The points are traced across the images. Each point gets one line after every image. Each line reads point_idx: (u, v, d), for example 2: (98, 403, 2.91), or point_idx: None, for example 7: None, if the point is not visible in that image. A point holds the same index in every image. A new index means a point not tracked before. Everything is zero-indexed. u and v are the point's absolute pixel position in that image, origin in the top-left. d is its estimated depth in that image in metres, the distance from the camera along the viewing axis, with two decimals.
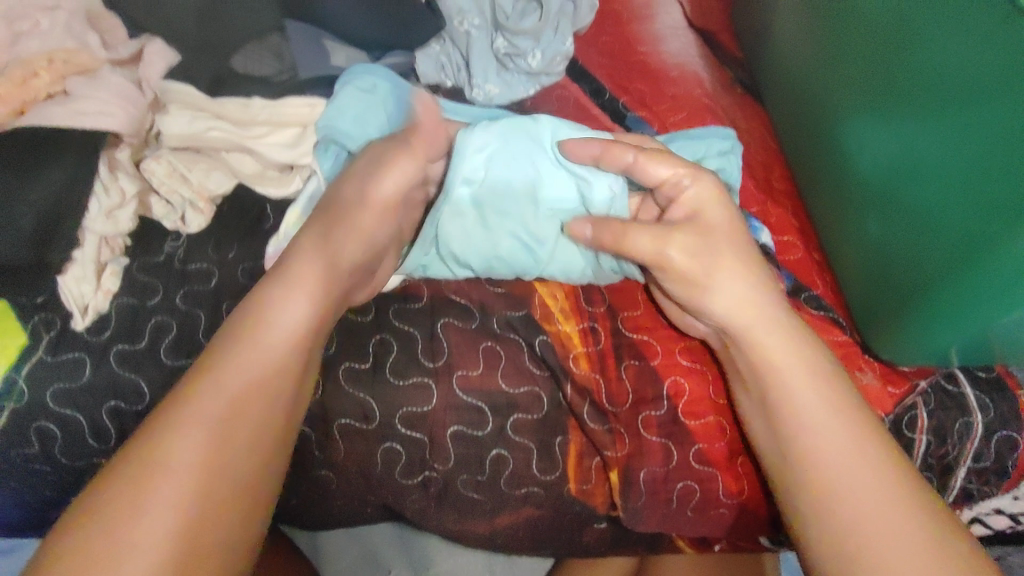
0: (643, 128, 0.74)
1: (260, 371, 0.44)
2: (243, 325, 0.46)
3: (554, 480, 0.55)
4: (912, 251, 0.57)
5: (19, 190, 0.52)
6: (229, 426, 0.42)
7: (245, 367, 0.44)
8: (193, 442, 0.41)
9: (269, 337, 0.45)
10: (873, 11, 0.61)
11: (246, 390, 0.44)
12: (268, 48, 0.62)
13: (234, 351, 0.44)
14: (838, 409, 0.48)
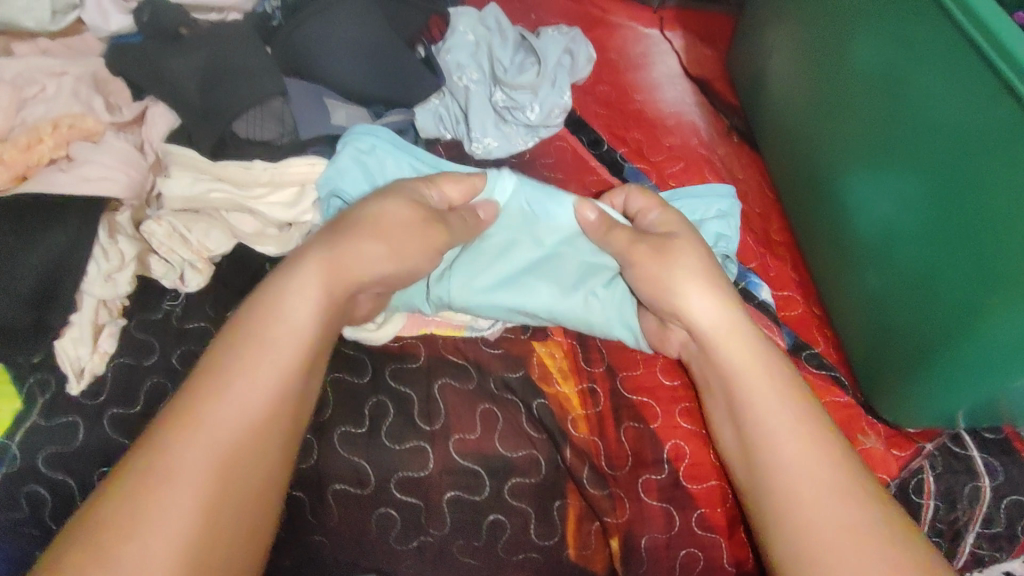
0: (643, 180, 0.74)
1: (263, 386, 0.43)
2: (245, 339, 0.44)
3: (553, 546, 0.53)
4: (910, 307, 0.57)
5: (19, 255, 0.52)
6: (234, 445, 0.41)
7: (246, 381, 0.42)
8: (197, 458, 0.39)
9: (273, 351, 0.44)
10: (863, 68, 0.63)
11: (249, 406, 0.42)
12: (272, 113, 0.62)
13: (237, 364, 0.43)
14: (814, 445, 0.48)
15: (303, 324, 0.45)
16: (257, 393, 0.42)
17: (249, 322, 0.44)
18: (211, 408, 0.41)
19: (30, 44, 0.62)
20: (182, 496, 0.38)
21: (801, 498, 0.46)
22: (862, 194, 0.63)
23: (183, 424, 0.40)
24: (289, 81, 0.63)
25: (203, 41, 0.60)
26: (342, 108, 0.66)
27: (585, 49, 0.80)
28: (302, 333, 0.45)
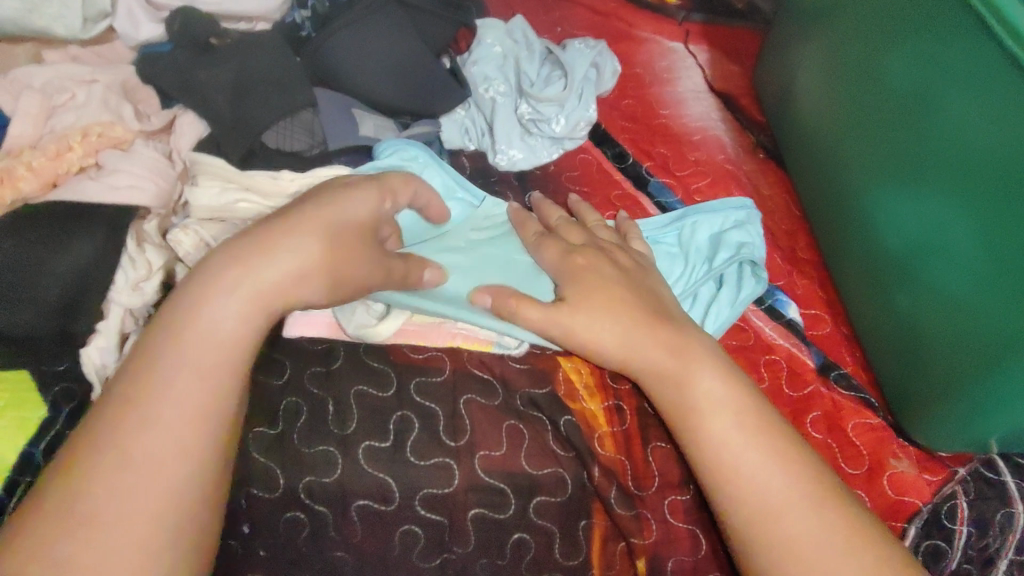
0: (667, 195, 0.73)
1: (201, 378, 0.41)
2: (175, 327, 0.42)
3: (577, 566, 0.52)
4: (944, 323, 0.56)
5: (47, 261, 0.52)
6: (157, 462, 0.38)
7: (171, 372, 0.41)
8: (135, 455, 0.38)
9: (206, 345, 0.42)
10: (895, 79, 0.62)
11: (187, 400, 0.40)
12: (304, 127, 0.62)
13: (169, 358, 0.41)
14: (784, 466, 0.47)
15: (230, 314, 0.43)
16: (192, 385, 0.41)
17: (181, 314, 0.43)
18: (142, 405, 0.39)
19: (61, 51, 0.62)
20: (126, 495, 0.37)
21: (772, 513, 0.45)
22: (893, 210, 0.63)
23: (117, 420, 0.39)
24: (320, 93, 0.64)
25: (233, 53, 0.61)
26: (371, 120, 0.66)
27: (610, 63, 0.81)
28: (234, 325, 0.43)
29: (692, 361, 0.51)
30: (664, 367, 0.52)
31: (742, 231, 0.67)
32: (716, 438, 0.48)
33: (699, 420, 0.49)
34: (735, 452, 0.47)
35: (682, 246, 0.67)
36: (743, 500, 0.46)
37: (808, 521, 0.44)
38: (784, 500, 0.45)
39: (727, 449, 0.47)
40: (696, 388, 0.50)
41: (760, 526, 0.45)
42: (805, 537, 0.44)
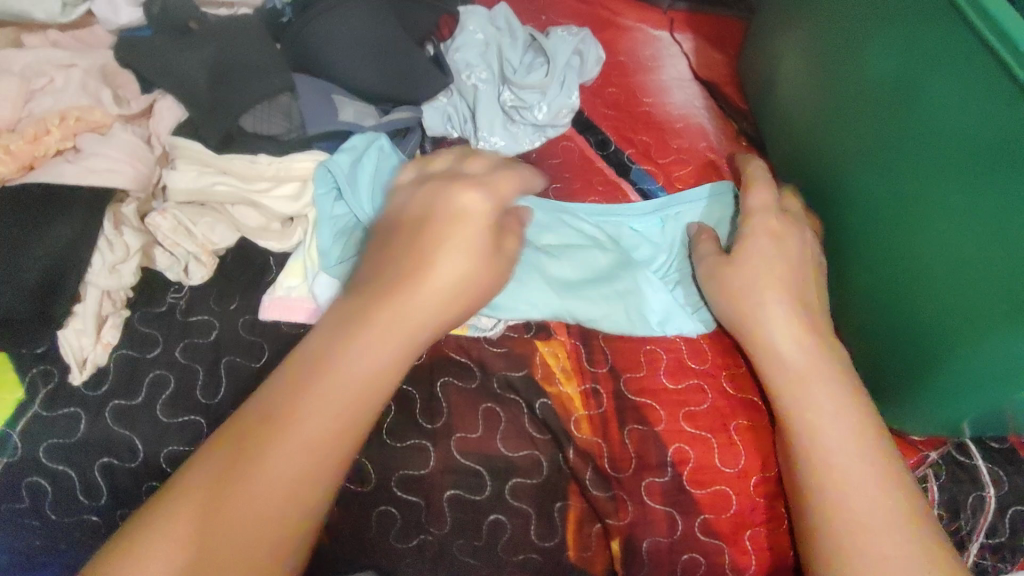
0: (649, 182, 0.73)
1: (356, 380, 0.42)
2: (335, 346, 0.43)
3: (553, 547, 0.53)
4: (915, 313, 0.57)
5: (26, 245, 0.52)
6: (311, 431, 0.40)
7: (325, 392, 0.41)
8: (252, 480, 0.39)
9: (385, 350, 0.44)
10: (874, 71, 0.63)
11: (352, 396, 0.42)
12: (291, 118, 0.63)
13: (320, 374, 0.42)
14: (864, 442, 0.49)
15: (379, 354, 0.43)
16: (337, 403, 0.41)
17: (305, 357, 0.43)
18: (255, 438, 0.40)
19: (41, 36, 0.62)
20: (247, 510, 0.38)
21: (861, 519, 0.45)
22: (874, 200, 0.63)
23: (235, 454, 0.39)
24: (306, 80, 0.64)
25: (212, 37, 0.61)
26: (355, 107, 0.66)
27: (594, 51, 0.81)
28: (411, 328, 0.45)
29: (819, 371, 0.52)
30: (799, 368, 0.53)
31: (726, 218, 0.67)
32: (830, 448, 0.49)
33: (819, 420, 0.50)
34: (841, 475, 0.47)
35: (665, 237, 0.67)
36: (842, 518, 0.46)
37: (913, 544, 0.44)
38: (883, 516, 0.46)
39: (842, 465, 0.48)
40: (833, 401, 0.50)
41: (847, 541, 0.45)
42: (893, 553, 0.44)
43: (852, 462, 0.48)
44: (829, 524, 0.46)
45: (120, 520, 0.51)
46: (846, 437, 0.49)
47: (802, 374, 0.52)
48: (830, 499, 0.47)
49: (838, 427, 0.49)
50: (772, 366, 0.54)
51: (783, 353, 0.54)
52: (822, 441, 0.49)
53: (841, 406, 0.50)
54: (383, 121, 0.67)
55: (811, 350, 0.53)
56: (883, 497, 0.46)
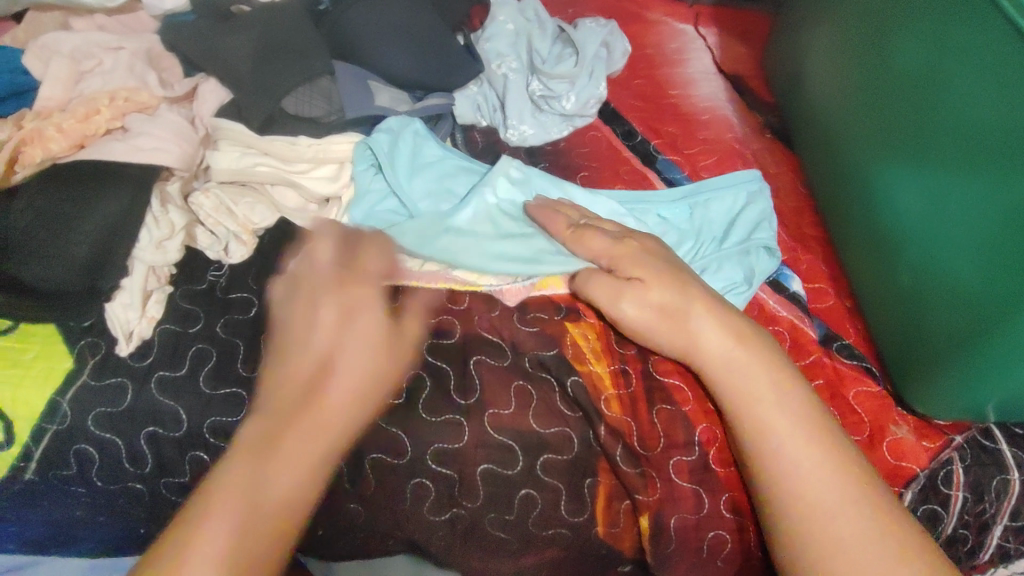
0: (675, 172, 0.74)
1: (292, 469, 0.45)
2: (272, 434, 0.45)
3: (582, 523, 0.56)
4: (941, 302, 0.58)
5: (77, 220, 0.53)
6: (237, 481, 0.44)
7: (267, 475, 0.44)
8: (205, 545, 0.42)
9: (314, 437, 0.46)
10: (902, 64, 0.64)
11: (300, 461, 0.45)
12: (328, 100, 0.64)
13: (265, 459, 0.44)
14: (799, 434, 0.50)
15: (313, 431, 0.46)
16: (280, 482, 0.44)
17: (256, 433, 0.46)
18: (209, 506, 0.43)
19: (88, 20, 0.64)
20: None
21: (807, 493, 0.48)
22: (899, 188, 0.64)
23: (189, 519, 0.43)
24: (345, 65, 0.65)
25: (254, 23, 0.63)
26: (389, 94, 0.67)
27: (621, 43, 0.82)
28: (330, 422, 0.46)
29: (739, 339, 0.53)
30: (721, 355, 0.53)
31: (757, 206, 0.69)
32: (767, 429, 0.50)
33: (750, 399, 0.51)
34: (785, 449, 0.49)
35: (694, 223, 0.68)
36: (775, 474, 0.49)
37: (848, 510, 0.47)
38: (820, 485, 0.48)
39: (779, 439, 0.49)
40: (754, 369, 0.52)
41: (806, 509, 0.47)
42: (840, 519, 0.47)
43: (791, 447, 0.49)
44: (777, 491, 0.48)
45: (162, 486, 0.55)
46: (780, 415, 0.50)
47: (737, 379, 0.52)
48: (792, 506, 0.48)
49: (770, 403, 0.51)
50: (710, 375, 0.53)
51: (717, 356, 0.53)
52: (754, 418, 0.50)
53: (757, 389, 0.51)
54: (418, 107, 0.68)
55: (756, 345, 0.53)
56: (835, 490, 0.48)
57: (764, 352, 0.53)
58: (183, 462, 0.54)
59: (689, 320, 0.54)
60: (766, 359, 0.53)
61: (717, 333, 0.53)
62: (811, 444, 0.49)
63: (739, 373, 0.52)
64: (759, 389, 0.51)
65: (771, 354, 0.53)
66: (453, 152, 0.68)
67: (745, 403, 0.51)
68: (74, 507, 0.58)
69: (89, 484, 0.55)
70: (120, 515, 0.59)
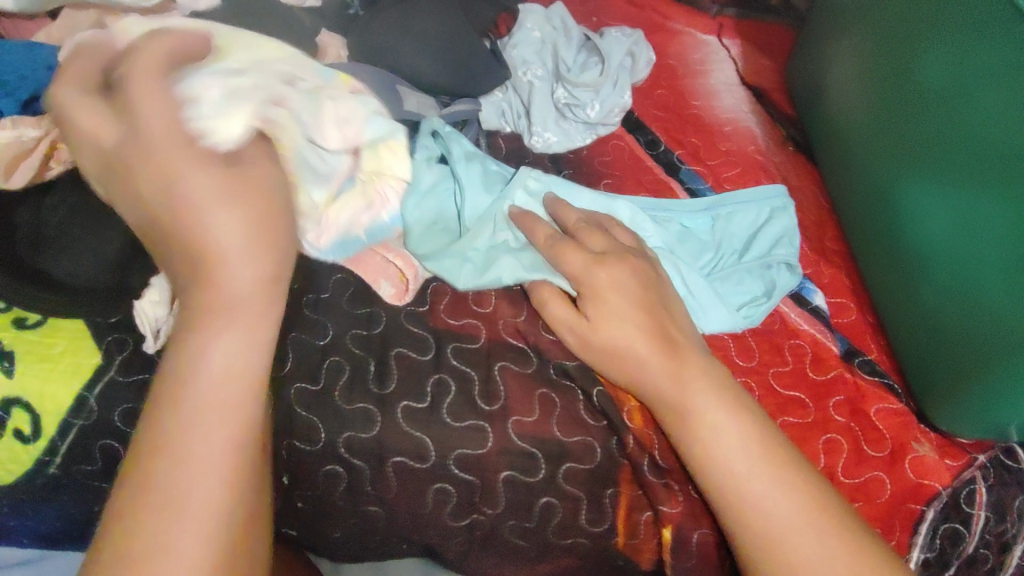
0: (698, 182, 0.75)
1: (218, 388, 0.41)
2: (180, 363, 0.41)
3: (601, 532, 0.56)
4: (962, 320, 0.58)
5: (108, 217, 0.53)
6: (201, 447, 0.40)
7: (183, 411, 0.40)
8: (151, 492, 0.38)
9: (231, 350, 0.42)
10: (926, 81, 0.64)
11: (219, 396, 0.41)
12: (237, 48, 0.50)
13: (180, 390, 0.41)
14: (759, 463, 0.49)
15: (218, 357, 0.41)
16: (214, 430, 0.40)
17: (172, 358, 0.42)
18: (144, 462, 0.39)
19: (124, 18, 0.64)
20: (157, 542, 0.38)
21: (772, 526, 0.47)
22: (921, 207, 0.64)
23: (131, 481, 0.39)
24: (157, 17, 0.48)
25: (286, 24, 0.63)
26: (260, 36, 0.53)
27: (646, 52, 0.82)
28: (238, 339, 0.42)
29: (685, 369, 0.52)
30: (681, 400, 0.51)
31: (780, 221, 0.69)
32: (728, 473, 0.49)
33: (721, 437, 0.50)
34: (746, 484, 0.48)
35: (717, 235, 0.68)
36: (735, 508, 0.48)
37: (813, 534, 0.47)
38: (785, 514, 0.48)
39: (736, 477, 0.49)
40: (721, 415, 0.50)
41: (763, 544, 0.47)
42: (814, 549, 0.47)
43: (753, 474, 0.49)
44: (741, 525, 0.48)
45: None
46: (735, 441, 0.50)
47: (692, 409, 0.51)
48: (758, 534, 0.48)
49: (725, 428, 0.50)
50: (662, 406, 0.52)
51: (660, 386, 0.52)
52: (707, 451, 0.50)
53: (711, 414, 0.50)
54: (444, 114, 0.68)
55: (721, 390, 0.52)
56: (796, 511, 0.48)
57: (721, 387, 0.52)
58: None
59: (653, 367, 0.52)
60: (719, 383, 0.52)
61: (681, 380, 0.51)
62: (774, 487, 0.48)
63: (703, 420, 0.50)
64: (711, 412, 0.50)
65: (719, 377, 0.53)
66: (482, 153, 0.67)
67: (702, 432, 0.50)
68: (90, 502, 0.58)
69: (112, 480, 0.56)
70: None
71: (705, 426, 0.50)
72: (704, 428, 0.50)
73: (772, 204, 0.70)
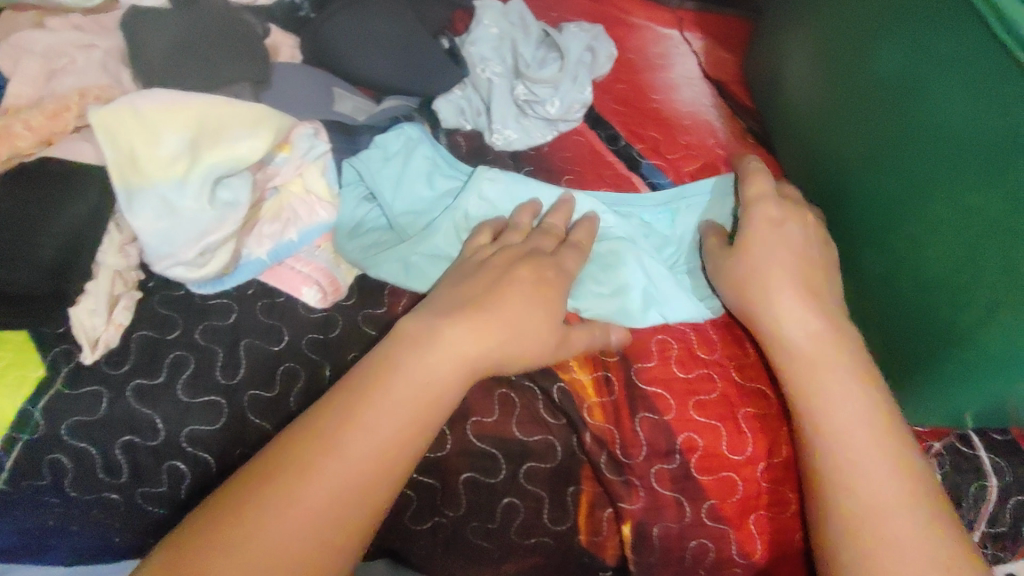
0: (659, 176, 0.75)
1: (442, 368, 0.46)
2: (377, 376, 0.45)
3: (565, 530, 0.56)
4: (918, 309, 0.58)
5: (42, 222, 0.51)
6: (314, 477, 0.40)
7: (346, 443, 0.41)
8: (281, 523, 0.38)
9: (416, 383, 0.45)
10: (884, 69, 0.63)
11: (369, 441, 0.42)
12: (169, 116, 0.53)
13: (386, 375, 0.45)
14: (875, 436, 0.48)
15: (408, 384, 0.45)
16: (350, 451, 0.41)
17: (382, 352, 0.46)
18: (337, 436, 0.42)
19: (63, 19, 0.62)
20: (309, 506, 0.39)
21: (873, 511, 0.45)
22: (880, 199, 0.63)
23: (294, 457, 0.41)
24: (91, 113, 0.51)
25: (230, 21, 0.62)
26: (230, 100, 0.55)
27: (606, 47, 0.82)
28: (437, 376, 0.45)
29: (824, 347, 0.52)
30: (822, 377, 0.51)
31: None
32: (840, 446, 0.48)
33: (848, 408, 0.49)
34: (856, 451, 0.47)
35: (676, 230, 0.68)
36: (849, 493, 0.46)
37: (906, 523, 0.44)
38: (883, 496, 0.46)
39: (850, 457, 0.47)
40: (849, 397, 0.50)
41: (849, 519, 0.45)
42: (897, 537, 0.44)
43: (869, 447, 0.47)
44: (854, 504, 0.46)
45: (136, 496, 0.54)
46: (853, 410, 0.49)
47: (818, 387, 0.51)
48: (869, 520, 0.45)
49: (840, 397, 0.50)
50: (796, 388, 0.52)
51: (791, 356, 0.53)
52: (825, 421, 0.49)
53: (837, 385, 0.50)
54: (376, 114, 0.69)
55: (823, 316, 0.54)
56: (891, 484, 0.46)
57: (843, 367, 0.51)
58: (158, 471, 0.53)
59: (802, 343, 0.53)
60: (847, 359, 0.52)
61: (819, 341, 0.53)
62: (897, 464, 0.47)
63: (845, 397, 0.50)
64: (828, 385, 0.50)
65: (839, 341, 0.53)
66: (443, 155, 0.67)
67: (817, 400, 0.50)
68: (43, 518, 0.57)
69: (62, 495, 0.54)
70: (91, 525, 0.58)
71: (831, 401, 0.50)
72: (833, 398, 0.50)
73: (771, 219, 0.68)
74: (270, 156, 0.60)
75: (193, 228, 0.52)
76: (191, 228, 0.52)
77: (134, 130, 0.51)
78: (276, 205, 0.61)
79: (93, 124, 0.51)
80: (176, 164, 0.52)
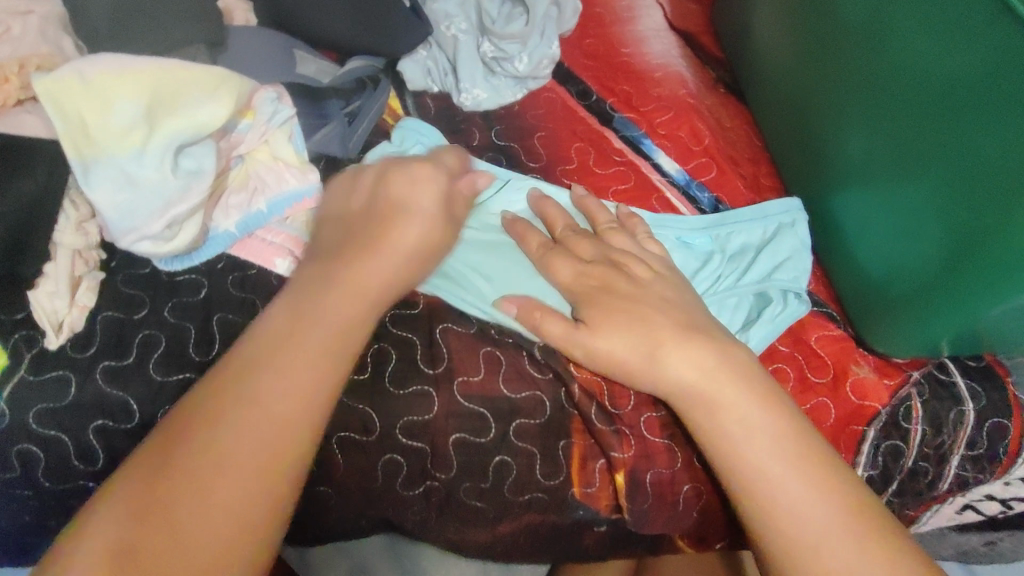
0: (632, 129, 0.74)
1: (333, 317, 0.47)
2: (273, 340, 0.45)
3: (558, 484, 0.56)
4: (895, 254, 0.59)
5: None
6: (221, 450, 0.40)
7: (247, 407, 0.42)
8: (180, 501, 0.39)
9: (315, 342, 0.45)
10: (848, 4, 0.62)
11: (272, 407, 0.42)
12: (119, 82, 0.49)
13: (248, 382, 0.43)
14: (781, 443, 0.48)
15: (303, 354, 0.45)
16: (247, 412, 0.42)
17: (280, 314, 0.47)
18: (191, 449, 0.40)
19: None
20: (209, 512, 0.39)
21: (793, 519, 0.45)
22: (858, 140, 0.62)
23: (168, 461, 0.40)
24: (33, 80, 0.48)
25: None
26: (186, 63, 0.52)
27: (572, 1, 0.79)
28: (330, 323, 0.47)
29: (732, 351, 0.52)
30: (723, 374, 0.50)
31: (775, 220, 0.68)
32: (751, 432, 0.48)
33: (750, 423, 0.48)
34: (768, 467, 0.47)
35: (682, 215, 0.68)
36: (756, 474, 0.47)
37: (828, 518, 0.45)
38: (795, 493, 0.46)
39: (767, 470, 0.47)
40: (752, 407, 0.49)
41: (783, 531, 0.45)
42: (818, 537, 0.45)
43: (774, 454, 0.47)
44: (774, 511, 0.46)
45: None
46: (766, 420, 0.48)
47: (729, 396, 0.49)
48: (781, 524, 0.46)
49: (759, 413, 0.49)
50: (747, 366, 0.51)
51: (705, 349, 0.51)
52: (746, 426, 0.48)
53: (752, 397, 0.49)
54: (340, 75, 0.66)
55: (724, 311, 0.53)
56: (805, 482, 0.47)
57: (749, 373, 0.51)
58: None
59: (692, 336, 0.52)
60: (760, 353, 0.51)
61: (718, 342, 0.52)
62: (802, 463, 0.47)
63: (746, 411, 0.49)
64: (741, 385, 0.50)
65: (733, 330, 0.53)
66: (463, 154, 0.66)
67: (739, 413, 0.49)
68: (20, 512, 0.55)
69: (36, 487, 0.52)
70: (72, 518, 0.56)
71: (724, 414, 0.49)
72: (722, 417, 0.49)
73: (798, 211, 0.68)
74: (231, 123, 0.56)
75: (158, 199, 0.50)
76: (156, 200, 0.49)
77: (83, 99, 0.48)
78: (242, 173, 0.58)
79: (38, 94, 0.48)
80: (131, 133, 0.49)
